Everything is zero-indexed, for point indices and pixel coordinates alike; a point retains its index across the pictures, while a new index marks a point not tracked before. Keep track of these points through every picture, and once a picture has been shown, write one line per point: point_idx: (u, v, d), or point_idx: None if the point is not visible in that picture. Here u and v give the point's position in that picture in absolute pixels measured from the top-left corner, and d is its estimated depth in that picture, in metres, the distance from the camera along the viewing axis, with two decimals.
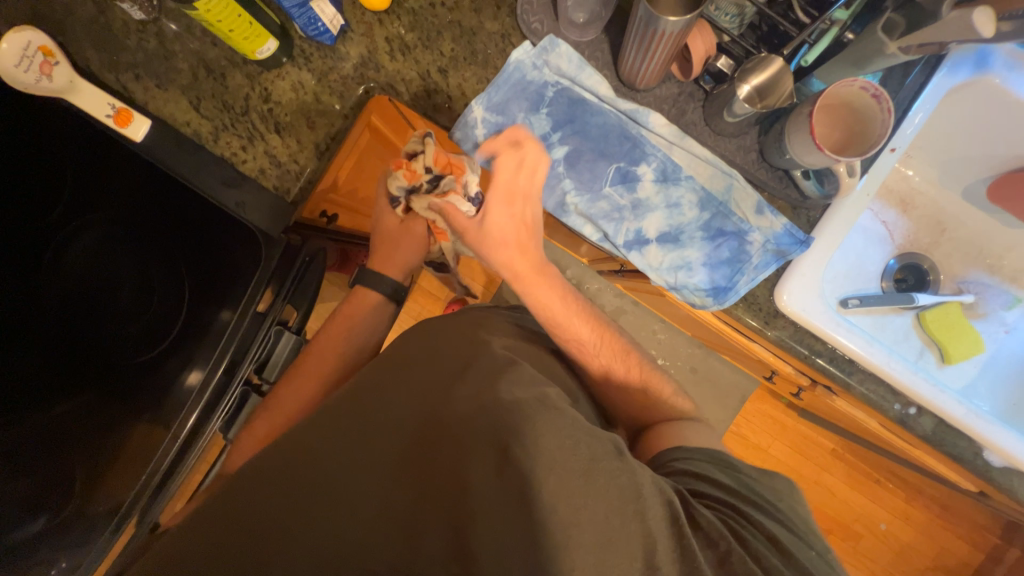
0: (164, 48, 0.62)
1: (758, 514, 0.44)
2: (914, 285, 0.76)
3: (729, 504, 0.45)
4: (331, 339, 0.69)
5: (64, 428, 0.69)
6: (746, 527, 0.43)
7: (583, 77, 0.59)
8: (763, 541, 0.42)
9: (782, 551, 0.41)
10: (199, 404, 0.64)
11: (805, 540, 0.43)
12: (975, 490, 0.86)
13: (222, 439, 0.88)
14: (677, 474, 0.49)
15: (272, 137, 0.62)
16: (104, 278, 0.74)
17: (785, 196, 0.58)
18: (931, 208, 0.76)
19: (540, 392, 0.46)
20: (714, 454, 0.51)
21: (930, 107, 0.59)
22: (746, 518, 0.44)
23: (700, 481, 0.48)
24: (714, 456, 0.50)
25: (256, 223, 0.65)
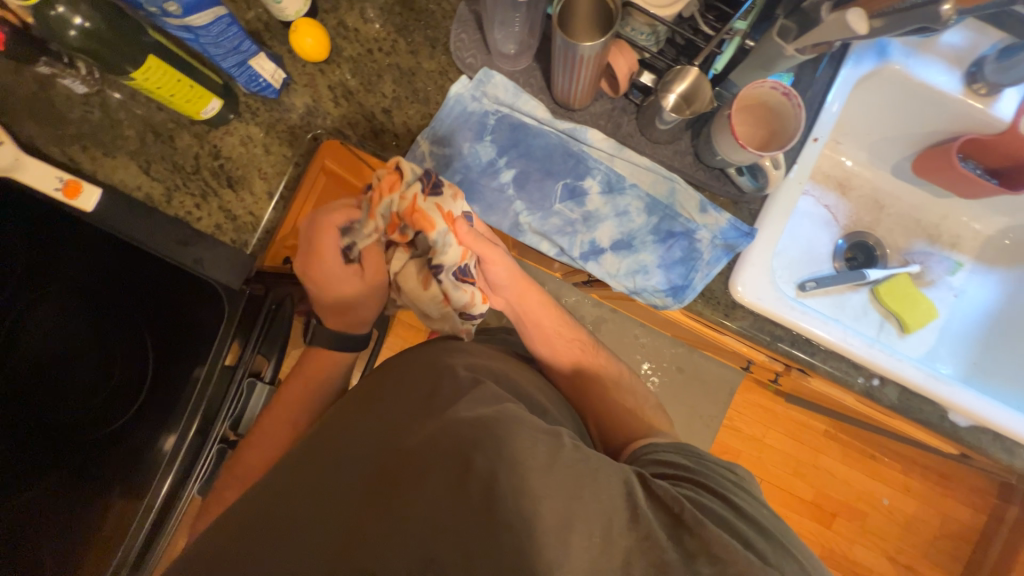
0: (110, 117, 0.62)
1: (722, 488, 0.45)
2: (864, 262, 0.80)
3: (692, 482, 0.46)
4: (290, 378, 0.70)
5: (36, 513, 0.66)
6: (707, 496, 0.44)
7: (519, 103, 0.62)
8: (724, 507, 0.43)
9: (753, 522, 0.41)
10: (172, 469, 0.62)
11: (763, 504, 0.45)
12: (956, 453, 0.88)
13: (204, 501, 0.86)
14: (648, 464, 0.51)
15: (226, 192, 0.63)
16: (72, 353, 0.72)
17: (725, 192, 0.61)
18: (867, 188, 0.81)
19: (498, 407, 0.46)
20: (681, 446, 0.52)
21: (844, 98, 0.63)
22: (708, 490, 0.45)
23: (666, 467, 0.49)
24: (681, 448, 0.52)
25: (218, 278, 0.65)
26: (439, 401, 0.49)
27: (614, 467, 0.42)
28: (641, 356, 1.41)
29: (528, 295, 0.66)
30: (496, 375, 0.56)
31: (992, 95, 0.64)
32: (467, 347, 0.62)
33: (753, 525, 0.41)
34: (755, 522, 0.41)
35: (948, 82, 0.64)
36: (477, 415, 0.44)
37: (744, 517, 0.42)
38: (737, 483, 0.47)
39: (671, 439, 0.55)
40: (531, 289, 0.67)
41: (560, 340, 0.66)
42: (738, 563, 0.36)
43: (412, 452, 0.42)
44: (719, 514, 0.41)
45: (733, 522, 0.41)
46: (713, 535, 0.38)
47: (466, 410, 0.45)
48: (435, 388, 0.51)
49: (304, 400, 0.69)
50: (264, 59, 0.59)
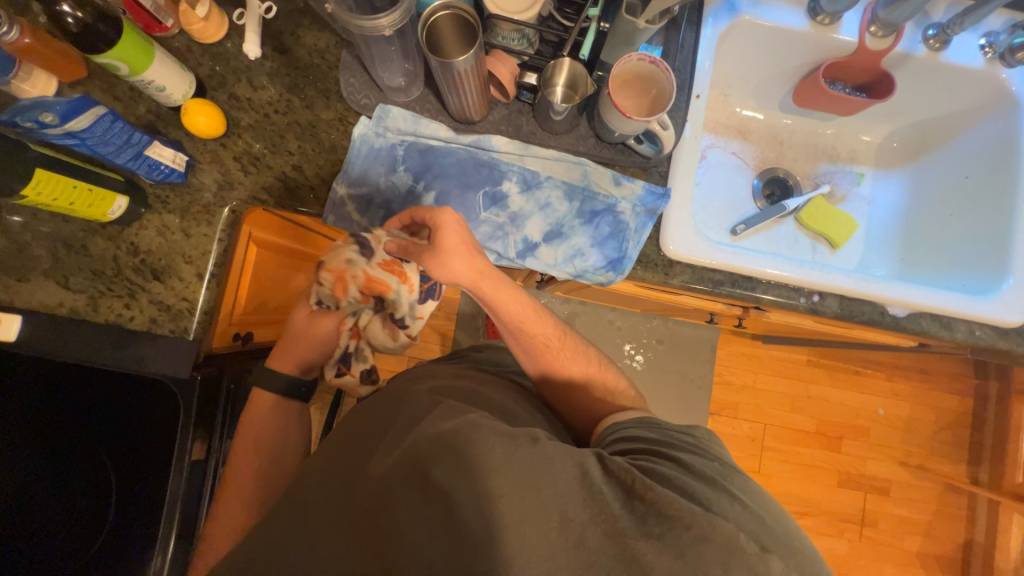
0: (16, 242, 0.60)
1: (672, 451, 0.49)
2: (781, 195, 0.86)
3: (648, 451, 0.49)
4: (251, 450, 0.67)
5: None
6: (658, 461, 0.47)
7: (422, 129, 0.65)
8: (675, 468, 0.46)
9: (700, 475, 0.45)
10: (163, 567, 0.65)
11: (710, 456, 0.49)
12: (917, 345, 0.94)
13: None
14: (611, 442, 0.54)
15: (154, 284, 0.62)
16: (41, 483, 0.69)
17: (632, 162, 0.65)
18: (765, 128, 0.87)
19: (464, 420, 0.46)
20: (640, 419, 0.56)
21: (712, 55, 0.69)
22: (660, 455, 0.48)
23: (625, 441, 0.52)
24: (640, 420, 0.55)
25: (166, 371, 0.63)
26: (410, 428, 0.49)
27: (569, 452, 0.45)
28: (619, 338, 1.43)
29: (491, 286, 0.59)
30: (462, 391, 0.56)
31: (835, 22, 0.71)
32: (437, 371, 0.62)
33: (700, 478, 0.45)
34: (704, 477, 0.45)
35: (795, 21, 0.71)
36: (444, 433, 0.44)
37: (694, 473, 0.45)
38: (688, 442, 0.51)
39: (634, 414, 0.58)
40: (493, 279, 0.58)
41: (532, 325, 0.63)
42: (686, 516, 0.40)
43: (386, 484, 0.42)
44: (670, 475, 0.45)
45: (682, 479, 0.44)
46: (667, 498, 0.41)
47: (430, 427, 0.46)
48: (403, 418, 0.51)
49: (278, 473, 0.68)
50: (161, 146, 0.59)
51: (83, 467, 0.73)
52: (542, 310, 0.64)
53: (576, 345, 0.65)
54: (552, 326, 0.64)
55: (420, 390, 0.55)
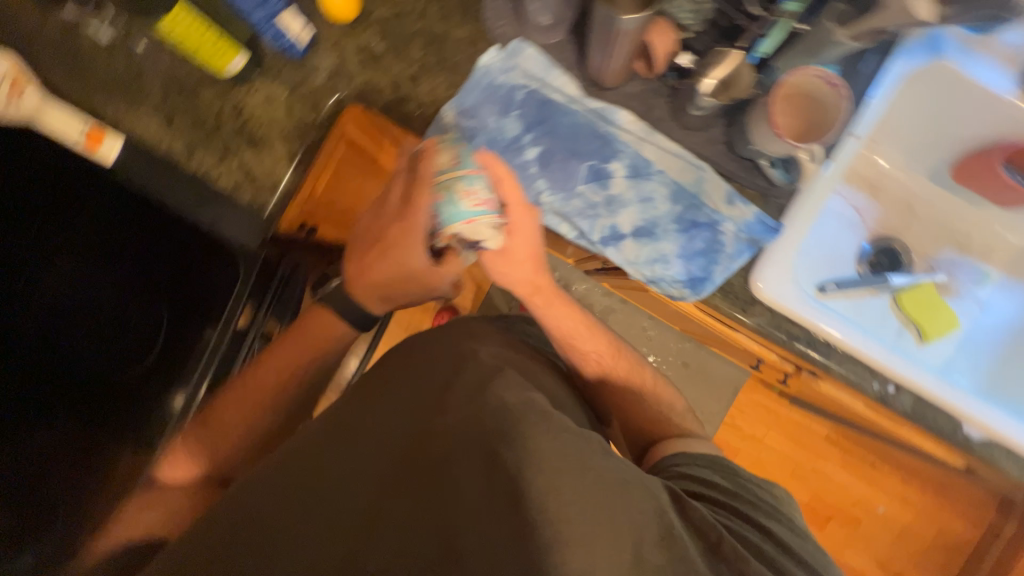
0: (135, 69, 0.61)
1: (756, 513, 0.47)
2: (889, 266, 0.77)
3: (727, 505, 0.48)
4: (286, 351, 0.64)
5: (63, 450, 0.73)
6: (741, 522, 0.46)
7: (551, 78, 0.61)
8: (758, 534, 0.45)
9: (785, 549, 0.44)
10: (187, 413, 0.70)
11: (796, 530, 0.48)
12: (963, 466, 0.87)
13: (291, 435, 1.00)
14: (676, 477, 0.52)
15: (247, 151, 0.63)
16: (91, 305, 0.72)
17: (755, 185, 0.60)
18: (901, 191, 0.78)
19: (528, 399, 0.45)
20: (712, 459, 0.54)
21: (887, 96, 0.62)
22: (743, 515, 0.47)
23: (700, 483, 0.50)
24: (712, 461, 0.53)
25: (237, 237, 0.67)
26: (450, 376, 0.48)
27: (620, 467, 0.42)
28: (646, 348, 1.40)
29: (547, 298, 0.59)
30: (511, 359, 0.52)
31: None
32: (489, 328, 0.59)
33: (781, 548, 0.44)
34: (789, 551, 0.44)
35: (1000, 83, 0.63)
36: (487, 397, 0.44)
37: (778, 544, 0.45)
38: (770, 504, 0.49)
39: (703, 450, 0.55)
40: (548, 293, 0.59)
41: (584, 342, 0.60)
42: None
43: None
44: (755, 544, 0.44)
45: (766, 549, 0.44)
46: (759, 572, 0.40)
47: (493, 397, 0.45)
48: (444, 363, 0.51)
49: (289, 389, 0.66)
50: (293, 15, 0.58)
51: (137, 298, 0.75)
52: (595, 325, 0.62)
53: (629, 362, 0.62)
54: (604, 344, 0.61)
55: (482, 349, 0.51)
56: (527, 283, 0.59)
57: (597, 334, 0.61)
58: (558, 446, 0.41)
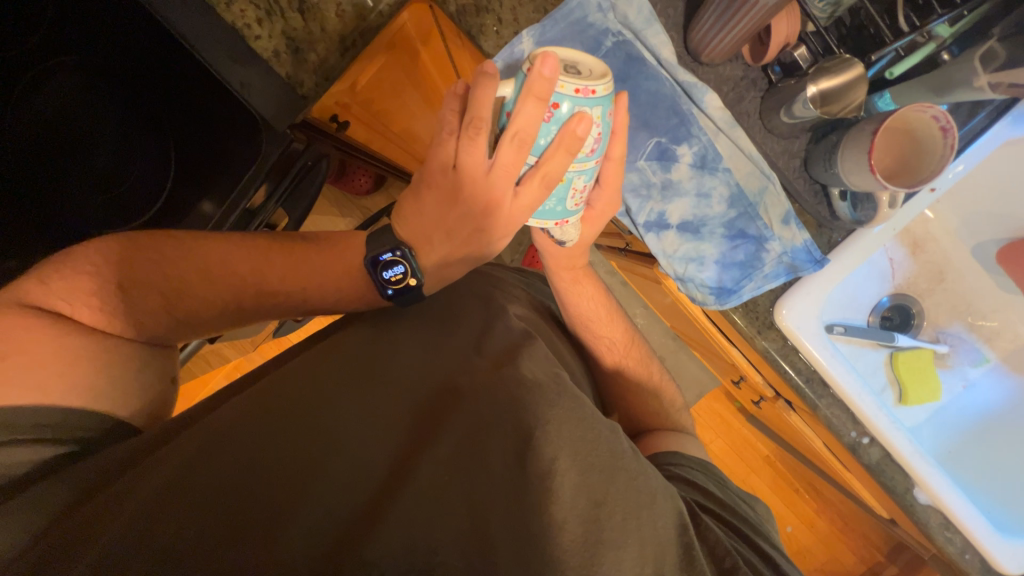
0: None
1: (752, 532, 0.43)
2: (897, 325, 0.78)
3: (723, 517, 0.44)
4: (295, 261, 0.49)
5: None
6: (739, 540, 0.42)
7: (648, 33, 0.54)
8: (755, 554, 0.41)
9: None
10: None
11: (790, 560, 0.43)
12: (885, 516, 0.94)
13: (269, 328, 0.99)
14: (670, 476, 0.49)
15: (293, 16, 0.55)
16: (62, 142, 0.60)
17: (815, 212, 0.57)
18: (938, 256, 0.77)
19: (553, 372, 0.42)
20: (706, 466, 0.51)
21: (975, 163, 0.59)
22: (739, 530, 0.43)
23: (694, 488, 0.47)
24: (706, 468, 0.51)
25: (262, 111, 0.59)
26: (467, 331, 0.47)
27: None
28: None
29: (582, 283, 0.60)
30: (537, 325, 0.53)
31: None
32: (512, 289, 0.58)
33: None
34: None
35: None
36: (497, 356, 0.43)
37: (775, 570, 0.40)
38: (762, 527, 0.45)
39: (697, 454, 0.53)
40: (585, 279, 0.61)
41: (601, 326, 0.60)
42: None
43: None
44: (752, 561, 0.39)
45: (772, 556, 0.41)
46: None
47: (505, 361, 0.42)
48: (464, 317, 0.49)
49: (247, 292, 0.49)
50: None
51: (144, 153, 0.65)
52: (616, 316, 0.62)
53: (639, 355, 0.62)
54: (620, 332, 0.61)
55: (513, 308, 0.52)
56: (569, 263, 0.59)
57: (617, 322, 0.62)
58: (574, 434, 0.37)
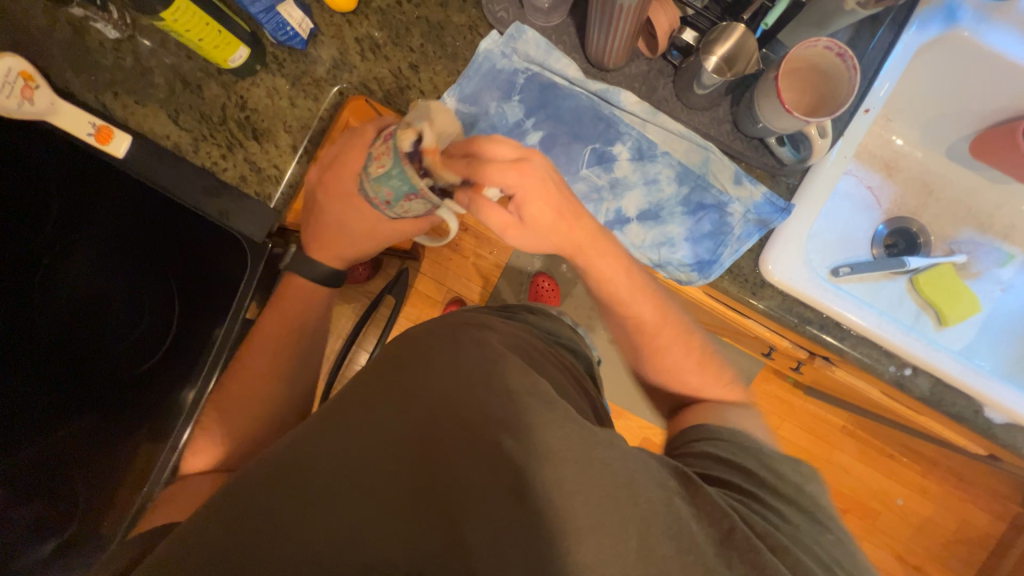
0: (141, 65, 0.61)
1: (771, 496, 0.40)
2: (905, 249, 0.76)
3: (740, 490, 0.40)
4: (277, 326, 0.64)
5: None
6: (756, 511, 0.38)
7: (551, 61, 0.60)
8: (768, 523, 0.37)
9: (806, 541, 0.37)
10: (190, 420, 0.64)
11: (824, 525, 0.39)
12: (986, 453, 0.85)
13: None
14: (697, 455, 0.45)
15: (251, 144, 0.63)
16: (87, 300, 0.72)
17: (762, 164, 0.58)
18: (915, 170, 0.76)
19: (530, 381, 0.40)
20: (736, 434, 0.46)
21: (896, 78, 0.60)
22: (754, 499, 0.39)
23: (720, 464, 0.43)
24: (736, 436, 0.46)
25: (241, 230, 0.64)
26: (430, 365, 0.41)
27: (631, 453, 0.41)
28: None
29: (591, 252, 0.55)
30: (520, 340, 0.46)
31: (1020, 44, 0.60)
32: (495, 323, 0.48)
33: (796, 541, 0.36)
34: (812, 545, 0.37)
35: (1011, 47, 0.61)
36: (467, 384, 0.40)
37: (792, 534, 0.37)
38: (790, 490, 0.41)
39: (733, 425, 0.48)
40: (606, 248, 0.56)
41: (630, 303, 0.56)
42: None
43: None
44: (771, 532, 0.36)
45: (791, 521, 0.38)
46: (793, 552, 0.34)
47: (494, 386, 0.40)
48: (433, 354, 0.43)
49: (277, 391, 0.63)
50: (291, 6, 0.57)
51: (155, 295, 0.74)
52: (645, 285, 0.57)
53: (678, 335, 0.57)
54: (652, 306, 0.57)
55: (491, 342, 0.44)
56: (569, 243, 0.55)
57: (647, 296, 0.56)
58: (561, 434, 0.36)
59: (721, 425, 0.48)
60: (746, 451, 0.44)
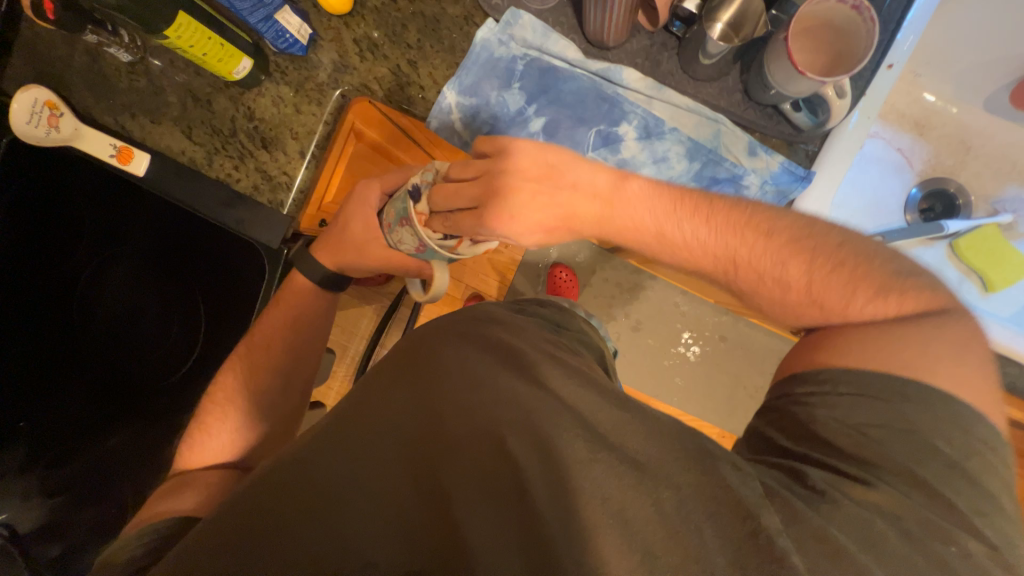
0: (154, 85, 0.63)
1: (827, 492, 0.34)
2: (942, 212, 0.70)
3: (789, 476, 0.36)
4: (278, 318, 0.60)
5: (101, 470, 0.72)
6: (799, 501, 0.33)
7: (549, 44, 0.59)
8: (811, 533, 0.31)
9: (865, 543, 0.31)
10: None
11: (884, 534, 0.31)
12: None
13: None
14: (793, 424, 0.38)
15: (262, 153, 0.64)
16: (122, 313, 0.75)
17: (778, 132, 0.56)
18: (950, 126, 0.71)
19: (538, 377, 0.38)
20: (861, 387, 0.37)
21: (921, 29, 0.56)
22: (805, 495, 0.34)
23: (811, 440, 0.37)
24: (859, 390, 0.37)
25: (258, 237, 0.66)
26: (438, 366, 0.39)
27: None
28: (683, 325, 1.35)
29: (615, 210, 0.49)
30: (532, 332, 0.43)
31: None
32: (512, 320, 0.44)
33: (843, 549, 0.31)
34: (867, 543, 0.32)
35: None
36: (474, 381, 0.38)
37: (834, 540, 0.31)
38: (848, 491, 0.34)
39: (861, 375, 0.37)
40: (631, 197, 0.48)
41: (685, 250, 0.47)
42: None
43: None
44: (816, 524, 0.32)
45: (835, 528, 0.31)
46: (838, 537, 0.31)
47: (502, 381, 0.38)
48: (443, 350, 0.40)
49: (292, 389, 0.60)
50: (289, 13, 0.57)
51: (183, 304, 0.76)
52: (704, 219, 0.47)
53: (773, 266, 0.44)
54: (717, 244, 0.46)
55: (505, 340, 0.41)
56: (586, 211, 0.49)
57: (708, 224, 0.46)
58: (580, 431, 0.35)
59: (843, 362, 0.39)
60: (879, 398, 0.36)
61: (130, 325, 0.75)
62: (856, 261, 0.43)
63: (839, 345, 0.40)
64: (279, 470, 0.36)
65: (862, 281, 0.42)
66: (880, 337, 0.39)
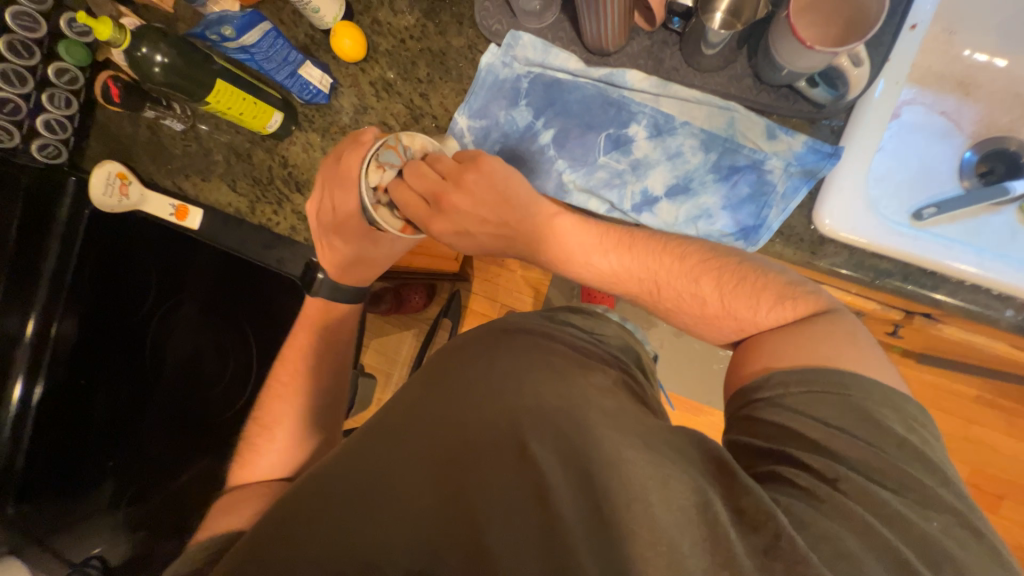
0: (202, 147, 0.70)
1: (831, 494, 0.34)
2: (1007, 173, 0.64)
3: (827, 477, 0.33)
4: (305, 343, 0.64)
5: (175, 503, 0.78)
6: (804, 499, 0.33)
7: (550, 59, 0.61)
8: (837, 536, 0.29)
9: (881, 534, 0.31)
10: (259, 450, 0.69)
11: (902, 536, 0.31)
12: None
13: None
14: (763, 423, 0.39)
15: (296, 196, 0.69)
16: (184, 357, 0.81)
17: (797, 112, 0.54)
18: (999, 82, 0.65)
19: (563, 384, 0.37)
20: (811, 383, 0.39)
21: None
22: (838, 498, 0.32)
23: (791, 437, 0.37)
24: (808, 384, 0.39)
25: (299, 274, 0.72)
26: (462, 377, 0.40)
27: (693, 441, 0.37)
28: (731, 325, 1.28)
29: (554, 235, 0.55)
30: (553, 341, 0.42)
31: None
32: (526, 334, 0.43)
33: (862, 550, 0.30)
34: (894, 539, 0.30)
35: None
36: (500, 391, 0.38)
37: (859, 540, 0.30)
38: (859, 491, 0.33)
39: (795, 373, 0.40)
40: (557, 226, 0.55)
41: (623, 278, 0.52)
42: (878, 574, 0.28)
43: None
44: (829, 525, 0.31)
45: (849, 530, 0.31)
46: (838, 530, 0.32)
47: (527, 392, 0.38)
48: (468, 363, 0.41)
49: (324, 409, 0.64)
50: (311, 67, 0.62)
51: (238, 341, 0.81)
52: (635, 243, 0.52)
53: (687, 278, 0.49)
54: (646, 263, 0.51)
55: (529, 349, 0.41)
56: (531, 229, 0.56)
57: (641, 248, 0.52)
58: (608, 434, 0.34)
59: (783, 363, 0.41)
60: (834, 389, 0.38)
61: (195, 365, 0.81)
62: (756, 274, 0.47)
63: (758, 351, 0.44)
64: (321, 492, 0.37)
65: (764, 291, 0.46)
66: (799, 333, 0.42)
